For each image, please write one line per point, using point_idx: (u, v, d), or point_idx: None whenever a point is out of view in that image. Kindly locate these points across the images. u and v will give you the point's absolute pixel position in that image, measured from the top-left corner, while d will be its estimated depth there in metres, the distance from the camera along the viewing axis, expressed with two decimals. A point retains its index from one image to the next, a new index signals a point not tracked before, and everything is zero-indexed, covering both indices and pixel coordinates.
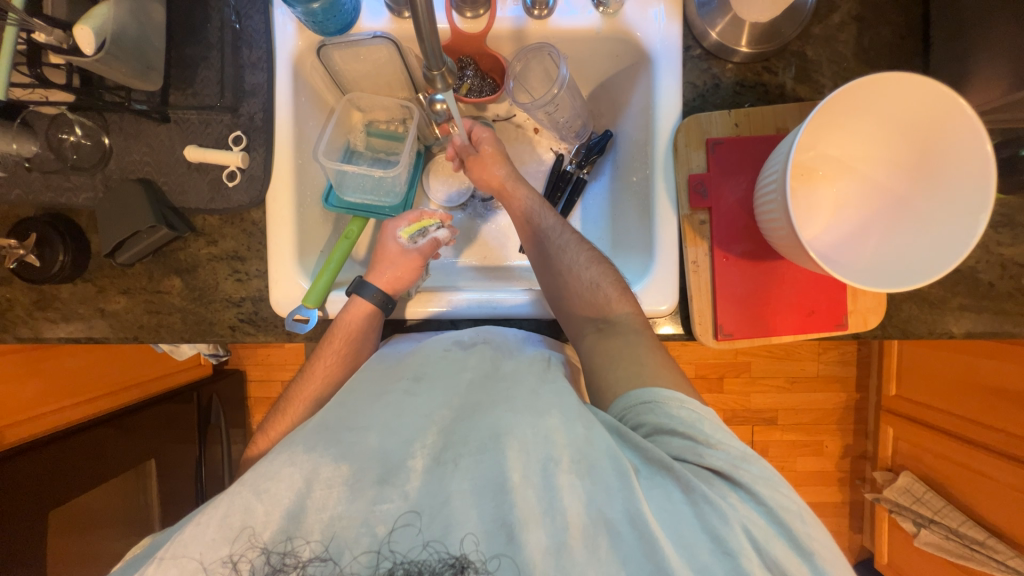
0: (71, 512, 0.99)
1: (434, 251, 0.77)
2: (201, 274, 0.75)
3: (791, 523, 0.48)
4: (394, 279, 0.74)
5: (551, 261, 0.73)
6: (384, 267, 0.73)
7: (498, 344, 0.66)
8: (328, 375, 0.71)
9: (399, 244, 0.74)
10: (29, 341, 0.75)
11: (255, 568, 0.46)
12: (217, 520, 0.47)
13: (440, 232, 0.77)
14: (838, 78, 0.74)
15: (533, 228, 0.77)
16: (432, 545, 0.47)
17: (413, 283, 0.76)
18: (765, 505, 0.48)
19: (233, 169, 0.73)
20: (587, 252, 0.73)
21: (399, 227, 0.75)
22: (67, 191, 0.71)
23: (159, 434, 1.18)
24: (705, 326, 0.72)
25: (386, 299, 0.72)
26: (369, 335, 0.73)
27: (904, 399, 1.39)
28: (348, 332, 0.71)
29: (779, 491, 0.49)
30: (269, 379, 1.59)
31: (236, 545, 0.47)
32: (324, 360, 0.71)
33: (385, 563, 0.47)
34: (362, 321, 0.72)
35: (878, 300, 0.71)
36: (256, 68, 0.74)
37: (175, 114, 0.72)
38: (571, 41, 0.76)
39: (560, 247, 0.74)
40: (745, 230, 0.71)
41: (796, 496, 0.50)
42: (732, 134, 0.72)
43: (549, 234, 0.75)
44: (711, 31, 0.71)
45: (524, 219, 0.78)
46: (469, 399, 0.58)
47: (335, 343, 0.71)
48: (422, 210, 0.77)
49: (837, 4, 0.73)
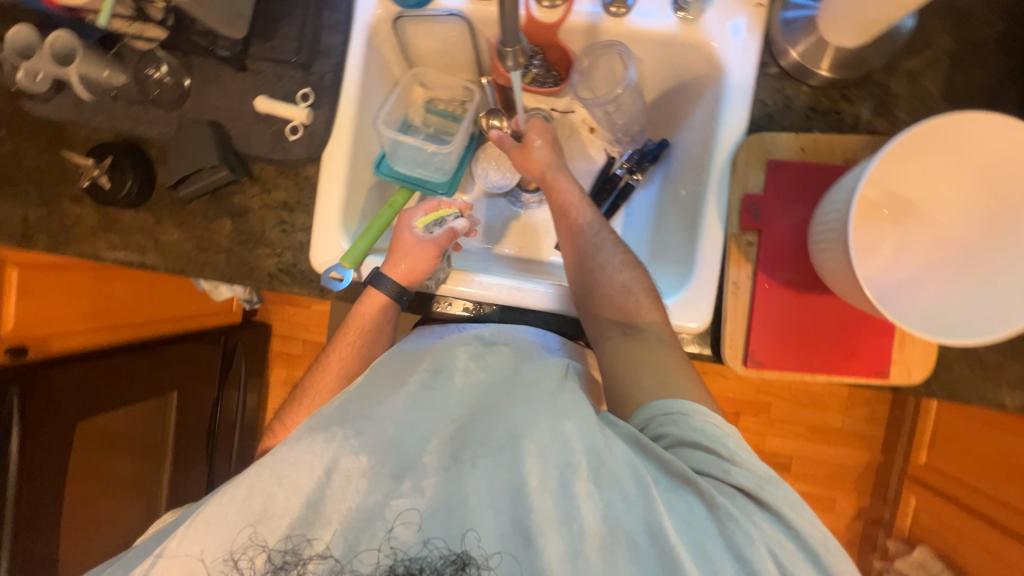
0: (99, 428, 1.04)
1: (451, 241, 0.74)
2: (251, 221, 0.78)
3: (820, 551, 0.47)
4: (409, 270, 0.72)
5: (587, 260, 0.74)
6: (399, 258, 0.72)
7: (520, 347, 0.67)
8: (343, 367, 0.73)
9: (415, 234, 0.72)
10: (88, 259, 0.80)
11: (255, 566, 0.47)
12: (238, 501, 0.48)
13: (458, 222, 0.74)
14: (920, 116, 0.70)
15: (568, 221, 0.76)
16: (433, 542, 0.48)
17: (429, 274, 0.74)
18: (795, 530, 0.48)
19: (297, 124, 0.75)
20: (622, 254, 0.73)
21: (416, 216, 0.74)
22: (145, 123, 0.76)
23: (185, 369, 1.25)
24: (735, 349, 0.69)
25: (400, 291, 0.72)
26: (381, 328, 0.74)
27: (934, 470, 1.31)
28: (363, 324, 0.73)
29: (809, 520, 0.48)
30: (292, 336, 1.68)
31: (238, 542, 0.47)
32: (340, 350, 0.74)
33: (386, 561, 0.47)
34: (374, 314, 0.73)
35: (926, 353, 0.67)
36: (334, 31, 0.76)
37: (252, 65, 0.75)
38: (644, 43, 0.74)
39: (596, 247, 0.74)
40: (793, 257, 0.68)
41: (822, 524, 0.49)
42: (796, 157, 0.70)
43: (586, 232, 0.75)
44: (792, 49, 0.69)
45: (563, 213, 0.77)
46: (486, 401, 0.59)
47: (350, 335, 0.73)
48: (440, 200, 0.75)
49: (932, 40, 0.69)
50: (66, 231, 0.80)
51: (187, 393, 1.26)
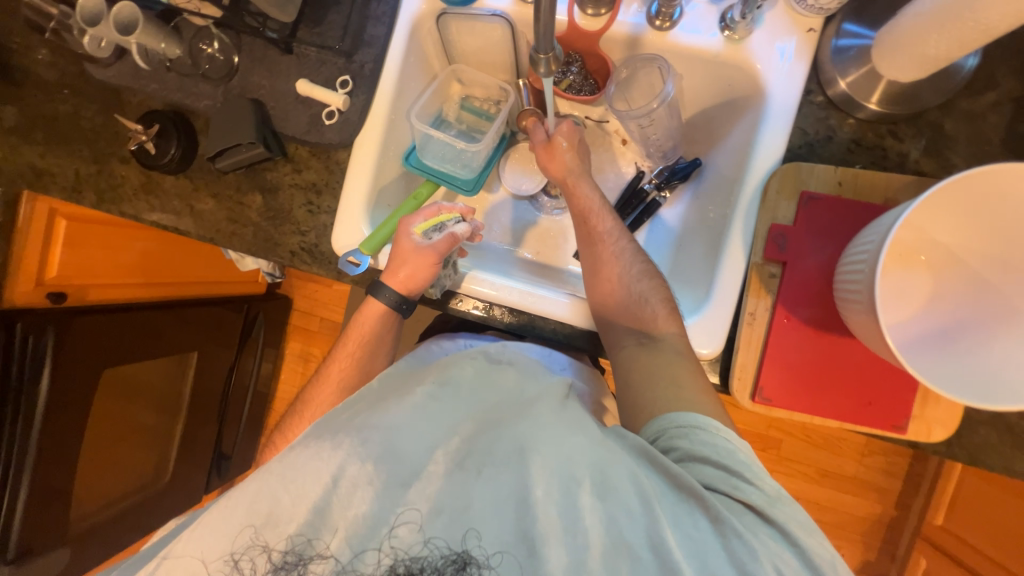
0: (121, 374, 1.11)
1: (451, 246, 0.72)
2: (280, 197, 0.81)
3: (827, 572, 0.47)
4: (408, 277, 0.72)
5: (603, 266, 0.73)
6: (398, 266, 0.72)
7: (523, 368, 0.68)
8: (341, 381, 0.74)
9: (413, 240, 0.71)
10: (128, 218, 0.85)
11: (255, 566, 0.48)
12: (244, 505, 0.50)
13: (459, 226, 0.73)
14: (974, 161, 0.66)
15: (588, 227, 0.75)
16: (435, 542, 0.48)
17: (428, 281, 0.73)
18: (800, 547, 0.48)
19: (334, 109, 0.77)
20: (641, 264, 0.73)
21: (415, 222, 0.73)
22: (193, 95, 0.79)
23: (205, 332, 1.29)
24: (744, 382, 0.67)
25: (400, 300, 0.74)
26: (379, 342, 0.76)
27: (950, 534, 1.24)
28: (362, 335, 0.75)
29: (814, 538, 0.49)
30: (311, 312, 1.74)
31: (238, 543, 0.49)
32: (340, 363, 0.75)
33: (387, 561, 0.47)
34: (373, 325, 0.75)
35: (951, 412, 0.63)
36: (378, 22, 0.78)
37: (297, 48, 0.78)
38: (686, 59, 0.73)
39: (615, 255, 0.73)
40: (817, 295, 0.66)
41: (830, 545, 0.49)
42: (833, 191, 0.67)
43: (607, 239, 0.74)
44: (841, 79, 0.66)
45: (582, 217, 0.76)
46: (493, 416, 0.59)
47: (349, 345, 0.75)
48: (441, 206, 0.74)
49: (996, 82, 0.65)
50: (111, 190, 0.84)
51: (207, 356, 1.31)
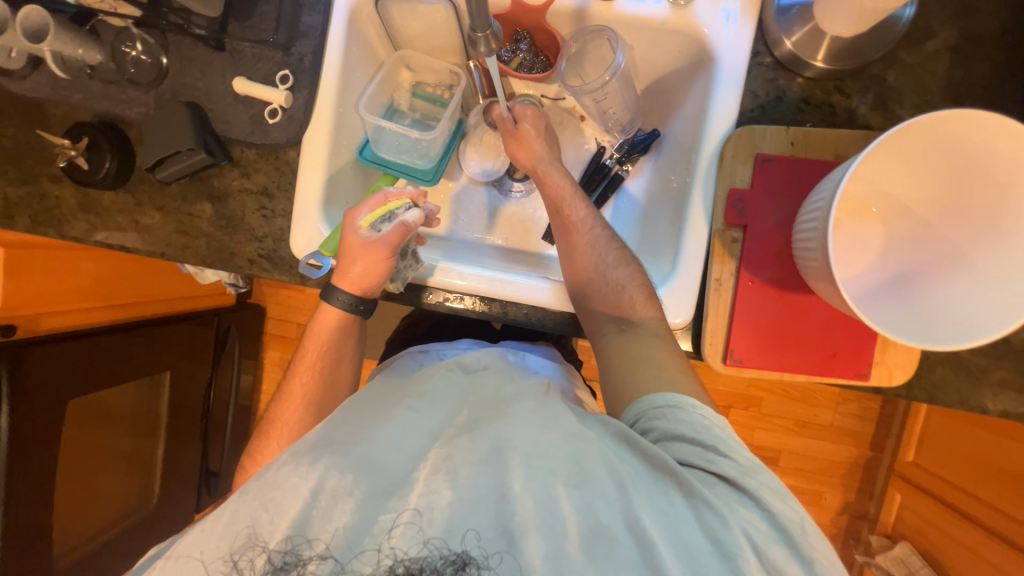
0: (89, 403, 1.06)
1: (403, 237, 0.69)
2: (231, 204, 0.77)
3: (796, 534, 0.47)
4: (360, 276, 0.71)
5: (580, 256, 0.72)
6: (349, 264, 0.71)
7: (502, 369, 0.68)
8: (306, 393, 0.74)
9: (360, 234, 0.69)
10: (70, 240, 0.80)
11: (255, 566, 0.47)
12: (223, 527, 0.49)
13: (410, 214, 0.69)
14: (917, 110, 0.67)
15: (562, 217, 0.74)
16: (432, 542, 0.47)
17: (382, 278, 0.72)
18: (771, 512, 0.48)
19: (276, 107, 0.74)
20: (617, 250, 0.72)
21: (361, 214, 0.69)
22: (122, 103, 0.75)
23: (177, 349, 1.26)
24: (715, 347, 0.69)
25: (354, 301, 0.73)
26: (341, 343, 0.76)
27: (921, 469, 1.32)
28: (320, 345, 0.75)
29: (786, 503, 0.49)
30: (286, 319, 1.69)
31: (236, 544, 0.48)
32: (301, 376, 0.74)
33: (386, 561, 0.46)
34: (332, 333, 0.75)
35: (909, 355, 0.66)
36: (313, 10, 0.74)
37: (230, 44, 0.73)
38: (634, 28, 0.72)
39: (591, 244, 0.73)
40: (778, 255, 0.67)
41: (802, 509, 0.50)
42: (786, 152, 0.67)
43: (582, 227, 0.73)
44: (786, 39, 0.66)
45: (557, 205, 0.75)
46: (471, 418, 0.59)
47: (309, 357, 0.75)
48: (388, 194, 0.72)
49: (935, 30, 0.66)
50: (47, 212, 0.79)
51: (180, 374, 1.27)
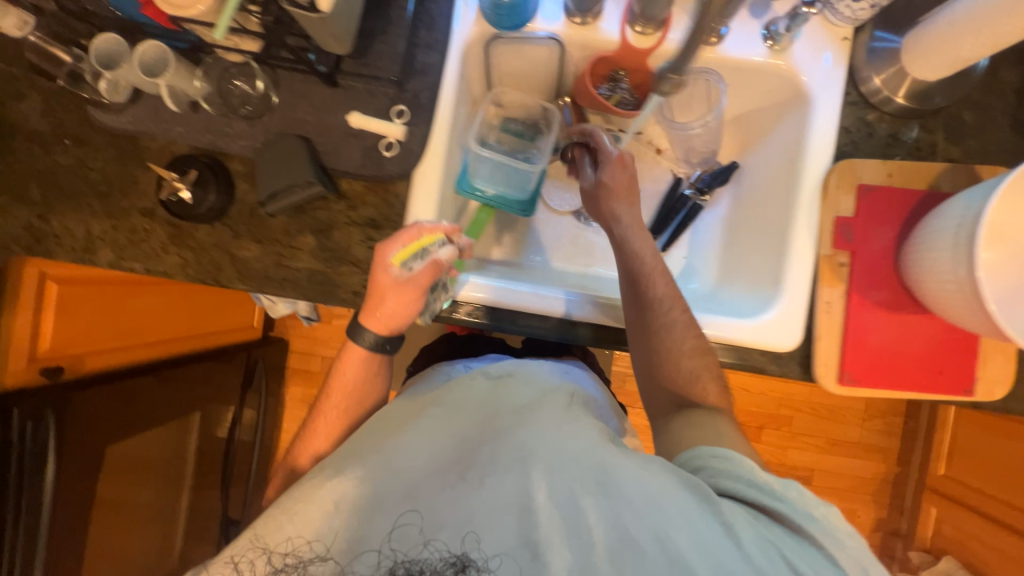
0: (126, 450, 0.98)
1: (435, 275, 0.66)
2: (337, 236, 0.76)
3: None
4: (388, 316, 0.68)
5: (653, 335, 0.68)
6: (377, 302, 0.67)
7: (527, 377, 0.65)
8: (330, 430, 0.71)
9: (392, 274, 0.64)
10: (155, 274, 0.76)
11: (256, 568, 0.49)
12: (247, 538, 0.50)
13: (443, 251, 0.65)
14: (990, 146, 0.74)
15: (637, 290, 0.70)
16: (433, 544, 0.49)
17: (410, 316, 0.68)
18: (824, 551, 0.48)
19: (391, 140, 0.75)
20: (693, 339, 0.68)
21: (393, 250, 0.64)
22: (228, 136, 0.74)
23: (193, 389, 1.15)
24: (828, 367, 0.71)
25: (381, 341, 0.70)
26: (367, 384, 0.73)
27: (953, 481, 1.35)
28: (347, 384, 0.72)
29: (840, 546, 0.48)
30: (309, 352, 1.62)
31: (241, 546, 0.50)
32: (326, 415, 0.71)
33: (385, 562, 0.49)
34: (357, 371, 0.71)
35: (1007, 370, 0.70)
36: (430, 49, 0.76)
37: (343, 81, 0.75)
38: (735, 69, 0.77)
39: (667, 326, 0.68)
40: (885, 278, 0.71)
41: (857, 553, 0.49)
42: (884, 181, 0.73)
43: (657, 307, 0.68)
44: (875, 76, 0.73)
45: (631, 280, 0.70)
46: (490, 424, 0.58)
47: (334, 397, 0.71)
48: (420, 226, 0.66)
49: (1001, 77, 0.74)
50: (135, 246, 0.76)
51: (208, 415, 1.20)
